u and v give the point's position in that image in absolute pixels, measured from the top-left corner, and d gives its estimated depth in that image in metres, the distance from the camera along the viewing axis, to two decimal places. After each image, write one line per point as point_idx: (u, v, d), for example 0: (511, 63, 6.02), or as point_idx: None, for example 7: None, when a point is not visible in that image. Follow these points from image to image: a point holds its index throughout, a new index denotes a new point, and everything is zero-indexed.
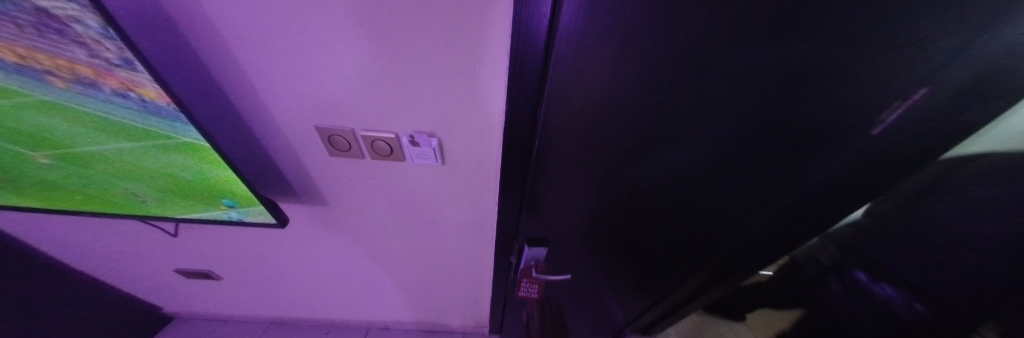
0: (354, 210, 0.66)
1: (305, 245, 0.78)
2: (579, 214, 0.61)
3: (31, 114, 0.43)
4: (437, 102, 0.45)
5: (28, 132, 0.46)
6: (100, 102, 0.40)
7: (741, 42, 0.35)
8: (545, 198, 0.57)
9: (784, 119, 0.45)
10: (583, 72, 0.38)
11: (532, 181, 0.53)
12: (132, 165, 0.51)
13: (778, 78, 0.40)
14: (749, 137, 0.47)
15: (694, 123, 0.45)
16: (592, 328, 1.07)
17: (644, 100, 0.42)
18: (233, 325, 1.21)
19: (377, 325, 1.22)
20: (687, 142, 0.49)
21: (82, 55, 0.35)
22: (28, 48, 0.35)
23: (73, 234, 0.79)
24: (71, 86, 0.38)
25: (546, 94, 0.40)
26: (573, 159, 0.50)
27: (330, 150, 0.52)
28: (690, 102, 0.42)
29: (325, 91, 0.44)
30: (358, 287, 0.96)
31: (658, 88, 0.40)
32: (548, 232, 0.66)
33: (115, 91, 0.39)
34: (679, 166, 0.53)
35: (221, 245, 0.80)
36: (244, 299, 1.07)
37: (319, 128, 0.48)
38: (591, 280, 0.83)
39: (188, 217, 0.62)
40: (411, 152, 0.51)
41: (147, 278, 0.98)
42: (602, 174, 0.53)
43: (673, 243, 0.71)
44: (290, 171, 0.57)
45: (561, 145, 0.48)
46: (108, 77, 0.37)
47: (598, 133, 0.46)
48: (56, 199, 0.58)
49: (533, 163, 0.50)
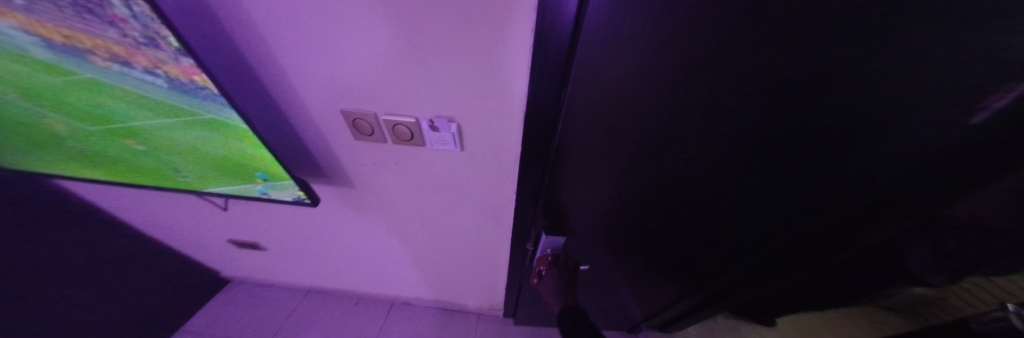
0: (378, 192, 0.68)
1: (335, 224, 0.84)
2: (599, 204, 0.59)
3: (97, 93, 0.49)
4: (457, 86, 0.43)
5: (97, 110, 0.52)
6: (136, 80, 0.45)
7: (810, 19, 0.29)
8: (565, 185, 0.55)
9: (852, 128, 0.37)
10: (614, 49, 0.35)
11: (553, 170, 0.52)
12: (181, 142, 0.56)
13: (851, 76, 0.32)
14: (799, 142, 0.41)
15: (736, 117, 0.40)
16: (608, 319, 1.06)
17: (680, 85, 0.38)
18: (278, 291, 1.35)
19: (400, 300, 1.30)
20: (725, 139, 0.44)
21: (112, 34, 0.38)
22: (71, 29, 0.39)
23: (145, 204, 0.91)
24: (110, 64, 0.43)
25: (571, 76, 0.38)
26: (598, 147, 0.47)
27: (355, 134, 0.53)
28: (735, 91, 0.37)
29: (348, 77, 0.44)
30: (383, 264, 1.02)
31: (699, 70, 0.36)
32: (567, 221, 0.65)
33: (145, 69, 0.43)
34: (714, 167, 0.48)
35: (264, 219, 0.87)
36: (285, 268, 1.19)
37: (343, 112, 0.49)
38: (609, 272, 0.81)
39: (234, 192, 0.68)
40: (430, 137, 0.51)
41: (205, 245, 1.12)
42: (628, 164, 0.50)
43: (693, 241, 0.66)
44: (320, 153, 0.60)
45: (585, 131, 0.45)
46: (138, 55, 0.41)
47: (627, 119, 0.43)
48: (128, 173, 0.67)
49: (554, 149, 0.48)
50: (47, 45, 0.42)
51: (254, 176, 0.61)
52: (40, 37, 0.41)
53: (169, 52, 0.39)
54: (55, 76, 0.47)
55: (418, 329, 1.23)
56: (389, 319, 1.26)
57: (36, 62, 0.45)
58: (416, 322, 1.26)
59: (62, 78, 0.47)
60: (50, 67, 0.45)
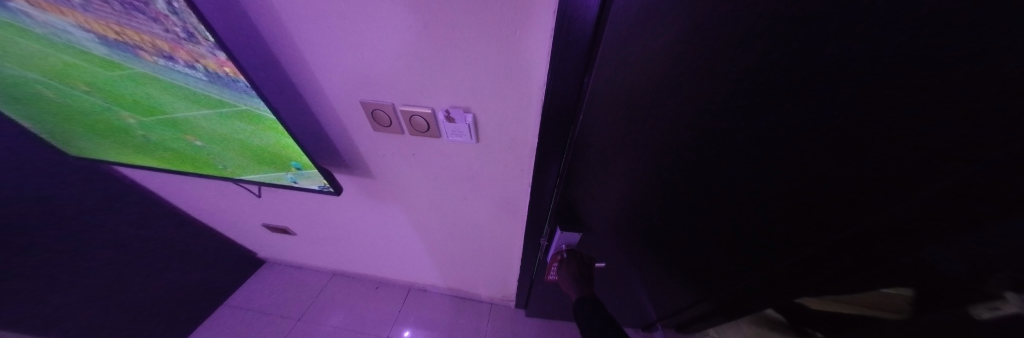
0: (396, 183, 0.70)
1: (357, 212, 0.87)
2: (617, 201, 0.56)
3: (146, 87, 0.53)
4: (474, 75, 0.43)
5: (147, 103, 0.57)
6: (176, 73, 0.48)
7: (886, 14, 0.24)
8: (582, 179, 0.53)
9: (880, 182, 0.31)
10: (643, 36, 0.32)
11: (572, 163, 0.50)
12: (219, 132, 0.60)
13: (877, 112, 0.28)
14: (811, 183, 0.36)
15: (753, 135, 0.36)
16: (622, 316, 1.04)
17: (716, 80, 0.34)
18: (306, 272, 1.46)
19: (417, 287, 1.35)
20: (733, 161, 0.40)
21: (156, 29, 0.41)
22: (121, 26, 0.42)
23: (191, 190, 0.99)
24: (156, 59, 0.46)
25: (595, 63, 0.36)
26: (618, 140, 0.44)
27: (374, 125, 0.54)
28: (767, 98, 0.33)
29: (367, 67, 0.45)
30: (401, 252, 1.06)
31: (740, 64, 0.31)
32: (582, 216, 0.63)
33: (185, 63, 0.45)
34: (719, 190, 0.44)
35: (293, 206, 0.93)
36: (312, 252, 1.27)
37: (363, 103, 0.50)
38: (625, 271, 0.78)
39: (266, 180, 0.72)
40: (446, 128, 0.51)
41: (242, 228, 1.21)
42: (650, 160, 0.46)
43: (690, 244, 0.57)
44: (342, 143, 0.61)
45: (606, 124, 0.42)
46: (178, 50, 0.43)
47: (654, 113, 0.39)
48: (174, 161, 0.73)
49: (573, 142, 0.46)
50: (102, 42, 0.46)
51: (284, 165, 0.65)
52: (97, 35, 0.44)
53: (205, 46, 0.41)
54: (111, 71, 0.51)
55: (434, 316, 1.28)
56: (407, 304, 1.32)
57: (96, 58, 0.49)
58: (431, 309, 1.30)
59: (116, 72, 0.51)
60: (106, 62, 0.50)
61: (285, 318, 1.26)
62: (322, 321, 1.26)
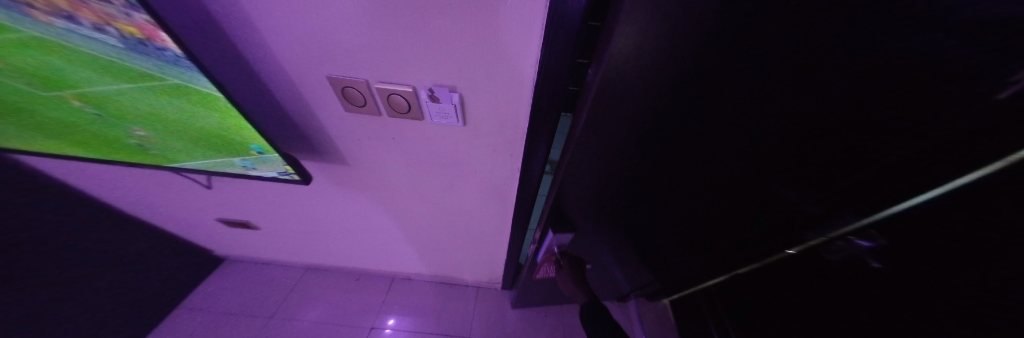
0: (374, 170, 0.65)
1: (329, 203, 0.81)
2: (609, 182, 0.58)
3: (41, 55, 0.42)
4: (461, 49, 0.38)
5: (46, 75, 0.45)
6: (84, 39, 0.38)
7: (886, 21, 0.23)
8: (578, 161, 0.54)
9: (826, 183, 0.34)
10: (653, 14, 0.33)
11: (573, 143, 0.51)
12: (151, 112, 0.50)
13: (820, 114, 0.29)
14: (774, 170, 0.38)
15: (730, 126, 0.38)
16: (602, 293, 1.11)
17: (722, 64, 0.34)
18: (275, 268, 1.35)
19: (400, 275, 1.32)
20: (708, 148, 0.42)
21: None
22: None
23: (123, 182, 0.85)
24: (50, 19, 0.36)
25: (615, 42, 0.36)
26: (622, 122, 0.46)
27: (345, 105, 0.48)
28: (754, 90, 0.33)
29: (337, 38, 0.39)
30: (381, 242, 1.02)
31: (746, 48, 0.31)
32: (573, 199, 0.64)
33: (94, 26, 0.36)
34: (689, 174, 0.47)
35: (254, 198, 0.83)
36: (280, 247, 1.17)
37: (330, 79, 0.44)
38: (606, 254, 0.81)
39: (219, 168, 0.64)
40: (430, 109, 0.47)
41: (193, 224, 1.08)
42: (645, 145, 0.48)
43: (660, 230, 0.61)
44: (307, 126, 0.54)
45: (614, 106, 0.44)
46: (82, 8, 0.34)
47: (659, 97, 0.41)
48: (97, 149, 0.61)
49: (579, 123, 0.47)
50: None
51: (240, 151, 0.57)
52: None
53: (118, 4, 0.32)
54: None
55: (421, 302, 1.27)
56: (392, 293, 1.29)
57: None
58: (418, 295, 1.29)
59: None
60: None
61: (256, 316, 1.18)
62: (298, 316, 1.19)
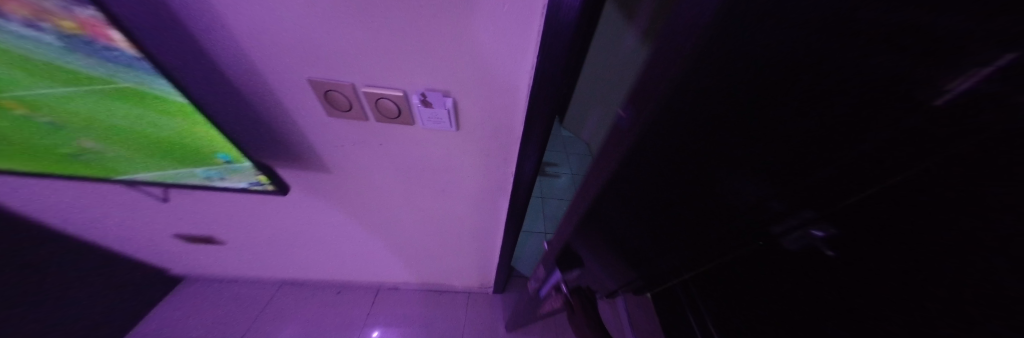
0: (358, 177, 0.61)
1: (307, 213, 0.75)
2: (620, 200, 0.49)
3: None
4: (456, 53, 0.37)
5: None
6: (9, 36, 0.32)
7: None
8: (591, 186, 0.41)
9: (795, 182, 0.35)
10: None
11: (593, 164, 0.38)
12: (94, 118, 0.44)
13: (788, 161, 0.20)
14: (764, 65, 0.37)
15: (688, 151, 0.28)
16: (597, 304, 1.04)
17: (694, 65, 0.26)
18: (243, 286, 1.23)
19: (386, 285, 1.26)
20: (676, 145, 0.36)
21: None
22: None
23: (57, 197, 0.74)
24: None
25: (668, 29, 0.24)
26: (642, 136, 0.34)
27: (329, 110, 0.45)
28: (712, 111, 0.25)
29: (324, 40, 0.36)
30: (365, 252, 0.96)
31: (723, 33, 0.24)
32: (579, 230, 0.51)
33: (21, 22, 0.31)
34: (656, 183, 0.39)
35: (219, 211, 0.75)
36: (249, 262, 1.07)
37: (312, 82, 0.41)
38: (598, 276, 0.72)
39: (179, 179, 0.57)
40: (421, 113, 0.45)
41: (144, 241, 0.95)
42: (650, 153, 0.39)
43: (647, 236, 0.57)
44: (284, 131, 0.50)
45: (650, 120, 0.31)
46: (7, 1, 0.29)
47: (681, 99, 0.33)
48: (23, 161, 0.53)
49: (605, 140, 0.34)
50: None
51: (204, 160, 0.51)
52: None
53: None
54: None
55: (409, 312, 1.22)
56: (377, 304, 1.23)
57: None
58: (404, 305, 1.24)
59: None
60: None
61: None
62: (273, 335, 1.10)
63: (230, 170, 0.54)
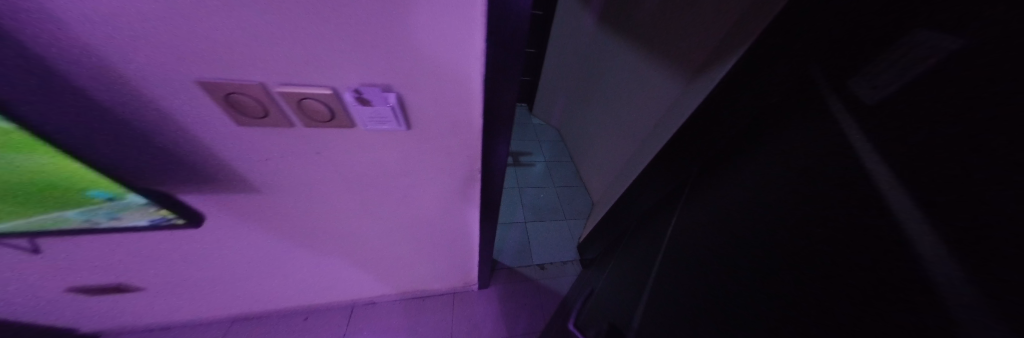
0: (303, 195, 0.52)
1: (244, 242, 0.64)
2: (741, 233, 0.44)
3: None
4: (389, 39, 0.31)
5: None
6: None
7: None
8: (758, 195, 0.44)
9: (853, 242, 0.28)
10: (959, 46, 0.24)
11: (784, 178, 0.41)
12: None
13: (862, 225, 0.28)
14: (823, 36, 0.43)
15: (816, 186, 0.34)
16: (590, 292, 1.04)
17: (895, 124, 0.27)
18: (183, 331, 1.04)
19: (362, 301, 1.17)
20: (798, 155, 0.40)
21: None
22: None
23: None
24: None
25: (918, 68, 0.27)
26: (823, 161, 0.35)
27: (237, 117, 0.36)
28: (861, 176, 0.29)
29: (209, 29, 0.28)
30: (329, 272, 0.87)
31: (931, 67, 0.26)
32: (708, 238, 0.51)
33: None
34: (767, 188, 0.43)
35: (127, 253, 0.61)
36: (185, 305, 0.90)
37: (205, 84, 0.32)
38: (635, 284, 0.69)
39: (38, 225, 0.44)
40: (361, 114, 0.38)
41: (25, 306, 0.75)
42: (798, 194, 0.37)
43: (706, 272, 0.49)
44: (182, 150, 0.40)
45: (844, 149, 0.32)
46: None
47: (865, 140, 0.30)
48: None
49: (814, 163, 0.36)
50: None
51: (73, 199, 0.40)
52: None
53: None
54: None
55: (392, 325, 1.15)
56: (352, 324, 1.13)
57: None
58: (385, 319, 1.16)
59: None
60: None
61: None
62: None
63: (119, 206, 0.43)
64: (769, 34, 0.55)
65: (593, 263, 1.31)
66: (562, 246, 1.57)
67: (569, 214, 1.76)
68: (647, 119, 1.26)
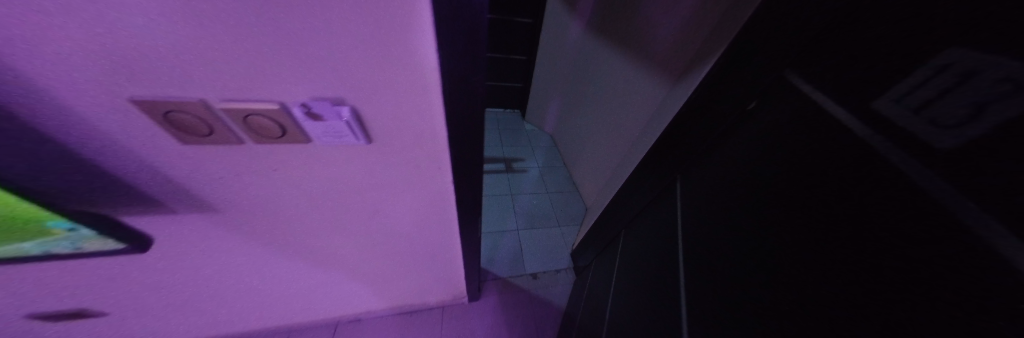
0: (267, 213, 0.50)
1: (211, 263, 0.61)
2: (753, 242, 0.43)
3: None
4: (336, 53, 0.30)
5: None
6: None
7: None
8: (765, 198, 0.43)
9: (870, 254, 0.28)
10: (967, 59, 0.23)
11: (784, 180, 0.40)
12: None
13: (894, 268, 0.26)
14: (805, 33, 0.42)
15: (823, 203, 0.33)
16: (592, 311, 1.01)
17: (921, 152, 0.25)
18: None
19: (347, 318, 1.13)
20: (795, 162, 0.39)
21: None
22: None
23: None
24: None
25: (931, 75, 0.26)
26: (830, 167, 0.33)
27: (180, 136, 0.34)
28: (882, 210, 0.27)
29: (138, 41, 0.26)
30: (307, 290, 0.84)
31: (944, 78, 0.25)
32: (723, 246, 0.50)
33: None
34: (766, 195, 0.43)
35: (84, 277, 0.58)
36: (154, 329, 0.86)
37: (140, 102, 0.30)
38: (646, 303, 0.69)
39: None
40: (313, 129, 0.36)
41: None
42: (808, 200, 0.36)
43: (720, 280, 0.48)
44: (125, 171, 0.37)
45: (847, 156, 0.32)
46: None
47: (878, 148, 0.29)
48: None
49: (819, 164, 0.35)
50: None
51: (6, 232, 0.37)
52: None
53: None
54: None
55: None
56: None
57: None
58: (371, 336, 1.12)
59: None
60: None
61: None
62: None
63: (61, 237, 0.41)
64: (747, 36, 0.54)
65: (586, 271, 1.29)
66: (555, 254, 1.55)
67: (562, 220, 1.73)
68: (636, 123, 1.26)
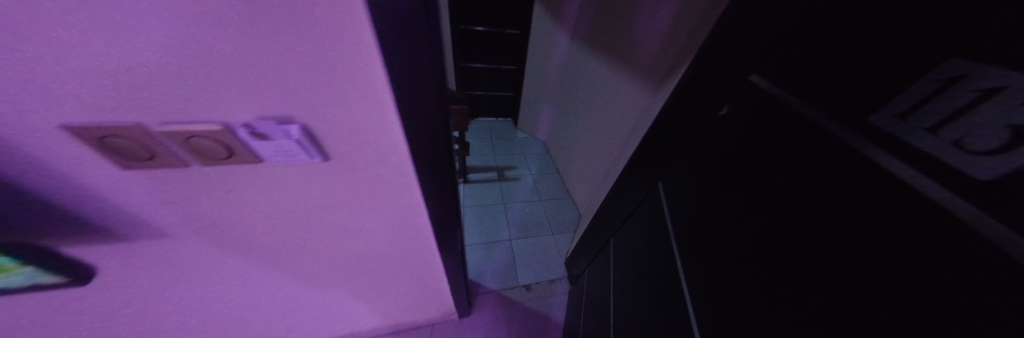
0: (228, 235, 0.49)
1: (177, 289, 0.58)
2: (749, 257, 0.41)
3: None
4: (277, 72, 0.29)
5: None
6: None
7: None
8: (757, 210, 0.41)
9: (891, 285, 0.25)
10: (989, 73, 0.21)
11: (776, 191, 0.38)
12: None
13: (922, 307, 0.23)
14: (782, 38, 0.41)
15: (827, 221, 0.31)
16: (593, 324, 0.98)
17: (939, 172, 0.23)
18: None
19: None
20: (787, 172, 0.37)
21: None
22: None
23: None
24: None
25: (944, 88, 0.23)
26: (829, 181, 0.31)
27: (119, 161, 0.33)
28: (899, 236, 0.25)
29: (60, 65, 0.25)
30: (285, 313, 0.80)
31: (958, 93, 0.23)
32: (720, 259, 0.48)
33: None
34: (758, 206, 0.41)
35: (32, 317, 0.54)
36: None
37: (71, 129, 0.29)
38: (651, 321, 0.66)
39: None
40: (262, 148, 0.35)
41: None
42: (807, 216, 0.33)
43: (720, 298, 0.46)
44: (67, 200, 0.36)
45: (848, 171, 0.29)
46: None
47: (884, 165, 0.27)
48: None
49: (815, 177, 0.33)
50: None
51: None
52: None
53: None
54: None
55: None
56: None
57: None
58: None
59: None
60: None
61: None
62: None
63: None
64: (718, 40, 0.54)
65: (580, 280, 1.26)
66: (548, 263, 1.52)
67: (555, 228, 1.71)
68: (623, 128, 1.26)
